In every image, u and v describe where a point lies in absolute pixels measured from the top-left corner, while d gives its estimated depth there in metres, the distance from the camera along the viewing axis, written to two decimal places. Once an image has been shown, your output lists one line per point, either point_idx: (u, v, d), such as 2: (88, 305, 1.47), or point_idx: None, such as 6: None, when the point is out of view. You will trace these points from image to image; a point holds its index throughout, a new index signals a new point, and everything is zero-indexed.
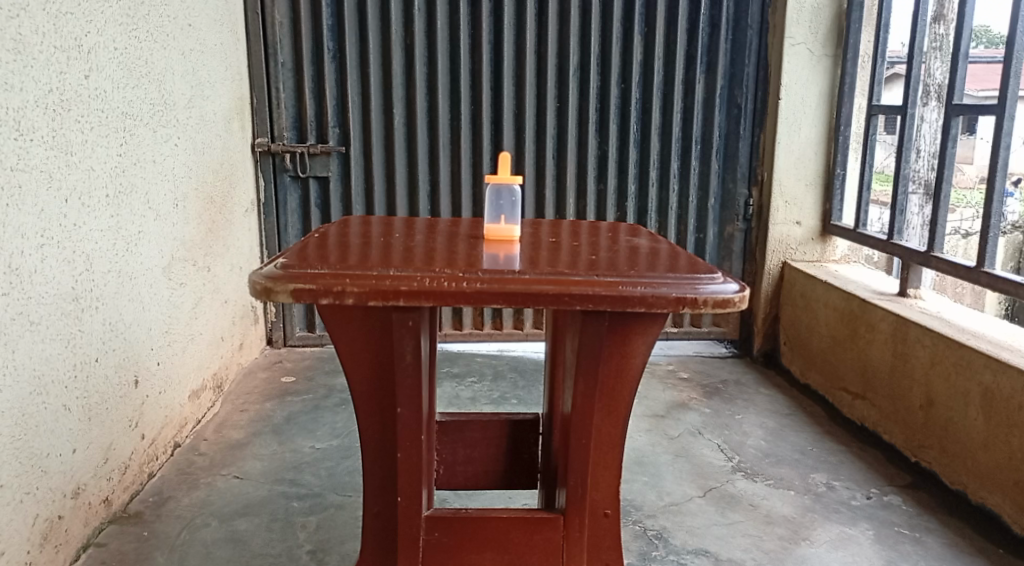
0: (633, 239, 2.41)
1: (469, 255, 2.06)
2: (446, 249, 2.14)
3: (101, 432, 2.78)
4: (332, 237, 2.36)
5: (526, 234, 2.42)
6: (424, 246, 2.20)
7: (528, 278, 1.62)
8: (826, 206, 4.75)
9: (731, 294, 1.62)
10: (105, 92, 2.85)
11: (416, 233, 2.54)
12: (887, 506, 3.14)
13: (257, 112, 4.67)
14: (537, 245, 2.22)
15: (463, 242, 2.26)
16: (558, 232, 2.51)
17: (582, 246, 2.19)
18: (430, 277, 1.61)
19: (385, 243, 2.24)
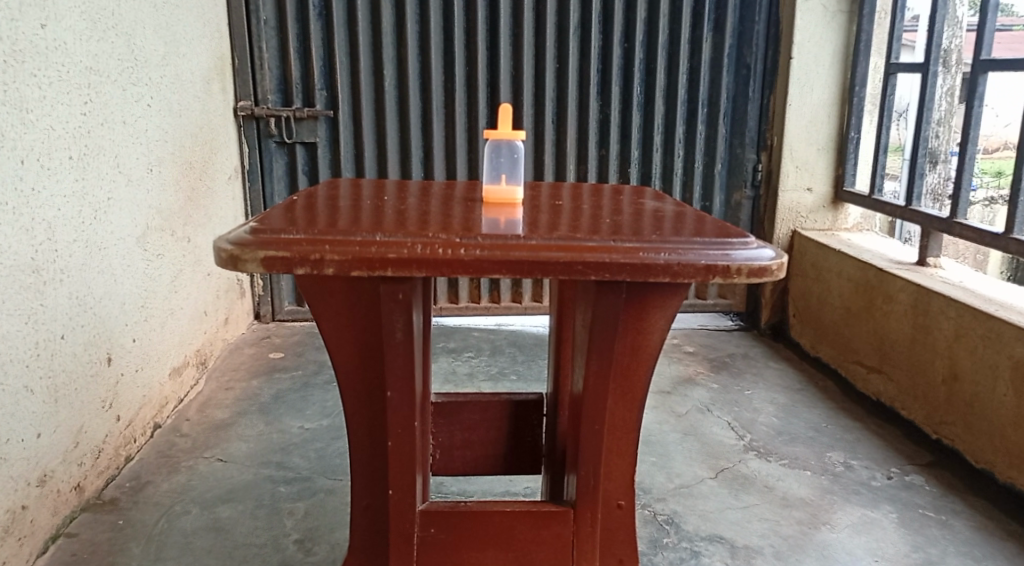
0: (645, 202, 2.20)
1: (466, 219, 1.85)
2: (441, 214, 1.93)
3: (70, 415, 2.58)
4: (313, 202, 2.14)
5: (527, 198, 2.20)
6: (415, 210, 1.98)
7: (534, 245, 1.41)
8: (838, 172, 4.53)
9: (767, 262, 1.41)
10: (66, 45, 2.61)
11: (408, 196, 2.33)
12: (909, 487, 2.97)
13: (240, 74, 4.42)
14: (542, 208, 2.01)
15: (460, 205, 2.04)
16: (562, 195, 2.29)
17: (591, 210, 1.98)
18: (422, 243, 1.40)
19: (372, 208, 2.03)
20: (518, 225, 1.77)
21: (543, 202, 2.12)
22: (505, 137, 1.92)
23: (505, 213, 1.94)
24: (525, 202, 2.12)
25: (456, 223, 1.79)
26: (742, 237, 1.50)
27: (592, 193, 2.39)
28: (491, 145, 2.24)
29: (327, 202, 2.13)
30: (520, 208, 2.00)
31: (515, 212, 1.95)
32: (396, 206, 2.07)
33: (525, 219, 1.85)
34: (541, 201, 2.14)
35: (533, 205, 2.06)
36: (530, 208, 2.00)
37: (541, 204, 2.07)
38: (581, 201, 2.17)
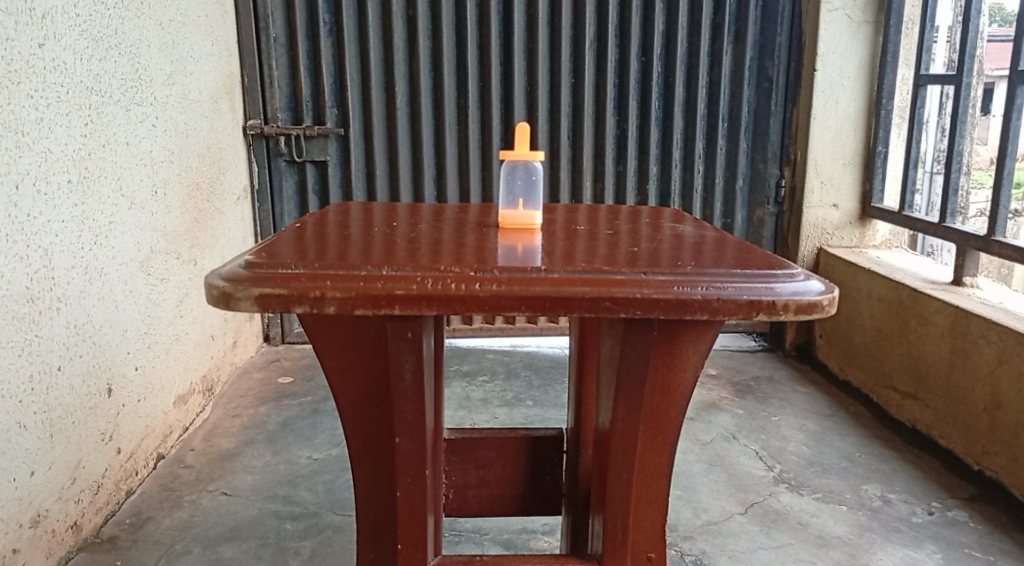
0: (671, 226, 2.06)
1: (481, 248, 1.71)
2: (454, 242, 1.80)
3: (66, 450, 2.47)
4: (318, 230, 2.02)
5: (545, 222, 2.07)
6: (426, 238, 1.85)
7: (556, 278, 1.27)
8: (865, 187, 4.38)
9: (817, 296, 1.26)
10: (66, 64, 2.51)
11: (420, 222, 2.21)
12: (953, 523, 2.79)
13: (249, 92, 4.32)
14: (561, 234, 1.87)
15: (474, 232, 1.91)
16: (582, 219, 2.16)
17: (615, 236, 1.84)
18: (433, 277, 1.26)
19: (381, 236, 1.90)
20: (537, 253, 1.64)
21: (562, 227, 1.99)
22: (522, 158, 1.79)
23: (522, 239, 1.80)
24: (544, 226, 1.99)
25: (470, 253, 1.66)
26: (786, 268, 1.36)
27: (614, 217, 2.26)
28: (507, 166, 2.11)
29: (333, 230, 2.01)
30: (538, 234, 1.86)
31: (533, 238, 1.81)
32: (406, 233, 1.94)
33: (545, 247, 1.71)
34: (560, 226, 2.00)
35: (552, 230, 1.92)
36: (549, 234, 1.86)
37: (561, 229, 1.94)
38: (603, 226, 2.03)
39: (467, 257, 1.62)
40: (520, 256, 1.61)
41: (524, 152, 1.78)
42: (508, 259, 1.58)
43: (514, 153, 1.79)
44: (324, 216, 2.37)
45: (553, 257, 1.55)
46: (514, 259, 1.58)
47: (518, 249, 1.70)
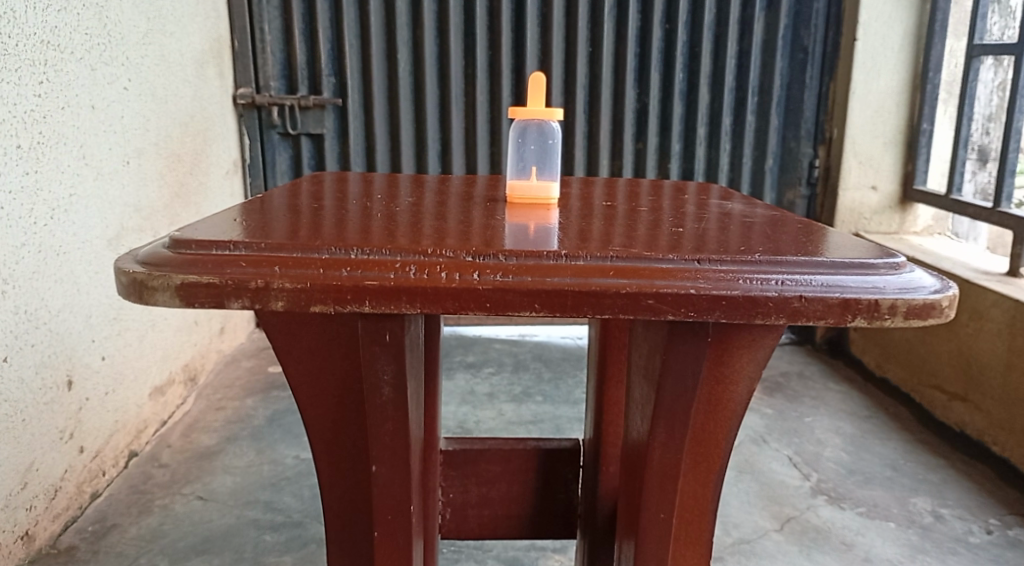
0: (712, 204, 1.73)
1: (484, 227, 1.40)
2: (451, 219, 1.48)
3: (14, 452, 2.17)
4: (295, 207, 1.71)
5: (562, 198, 1.74)
6: (418, 215, 1.54)
7: (579, 267, 0.95)
8: (908, 167, 4.04)
9: (932, 295, 0.94)
10: (17, 13, 2.20)
11: (417, 198, 1.89)
12: (1015, 544, 2.47)
13: (239, 58, 4.00)
14: (583, 212, 1.55)
15: (477, 209, 1.59)
16: (607, 196, 1.83)
17: (647, 216, 1.51)
18: (416, 264, 0.95)
19: (367, 214, 1.59)
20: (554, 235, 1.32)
21: (584, 204, 1.66)
22: (534, 117, 1.46)
23: (535, 217, 1.48)
24: (563, 201, 1.66)
25: (469, 233, 1.35)
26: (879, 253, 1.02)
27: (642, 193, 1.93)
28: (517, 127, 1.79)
29: (312, 207, 1.70)
30: (555, 211, 1.54)
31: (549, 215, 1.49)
32: (397, 211, 1.63)
33: (564, 228, 1.39)
34: (582, 203, 1.68)
35: (572, 207, 1.60)
36: (568, 212, 1.54)
37: (581, 206, 1.62)
38: (630, 203, 1.70)
39: (464, 238, 1.31)
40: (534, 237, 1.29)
41: (537, 109, 1.45)
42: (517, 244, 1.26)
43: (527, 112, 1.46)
44: (305, 191, 2.06)
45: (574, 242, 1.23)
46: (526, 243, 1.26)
47: (531, 230, 1.38)
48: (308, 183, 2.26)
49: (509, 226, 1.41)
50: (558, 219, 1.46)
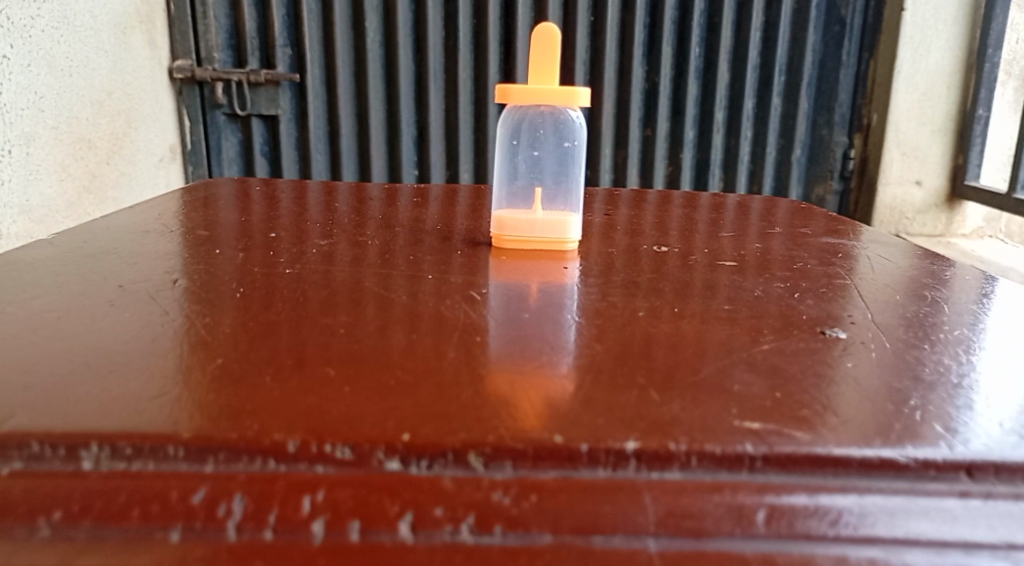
0: (792, 272, 1.20)
1: (444, 304, 0.94)
2: (396, 286, 1.03)
3: None
4: (207, 249, 1.27)
5: (587, 262, 1.16)
6: (358, 275, 1.09)
7: (547, 499, 0.58)
8: (958, 160, 3.54)
9: None
10: None
11: (374, 233, 1.37)
12: None
13: (176, 24, 3.37)
14: (623, 298, 0.99)
15: (444, 263, 1.13)
16: (645, 255, 1.27)
17: (724, 310, 0.95)
18: (203, 507, 0.57)
19: (285, 278, 1.08)
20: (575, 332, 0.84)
21: (619, 276, 1.10)
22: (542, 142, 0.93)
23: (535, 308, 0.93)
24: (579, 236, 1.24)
25: (421, 318, 0.90)
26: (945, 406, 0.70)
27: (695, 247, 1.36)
28: (506, 122, 1.28)
29: (226, 253, 1.24)
30: (575, 296, 0.99)
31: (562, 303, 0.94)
32: (337, 260, 1.18)
33: (599, 341, 0.82)
34: (617, 275, 1.10)
35: (601, 285, 1.04)
36: (598, 298, 0.98)
37: (615, 283, 1.06)
38: (680, 273, 1.14)
39: (408, 329, 0.86)
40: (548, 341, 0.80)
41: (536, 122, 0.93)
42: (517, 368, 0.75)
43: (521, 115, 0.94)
44: (250, 212, 1.61)
45: (631, 420, 0.65)
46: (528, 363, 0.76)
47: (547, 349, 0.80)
48: (256, 200, 1.75)
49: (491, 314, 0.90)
50: (584, 316, 0.91)
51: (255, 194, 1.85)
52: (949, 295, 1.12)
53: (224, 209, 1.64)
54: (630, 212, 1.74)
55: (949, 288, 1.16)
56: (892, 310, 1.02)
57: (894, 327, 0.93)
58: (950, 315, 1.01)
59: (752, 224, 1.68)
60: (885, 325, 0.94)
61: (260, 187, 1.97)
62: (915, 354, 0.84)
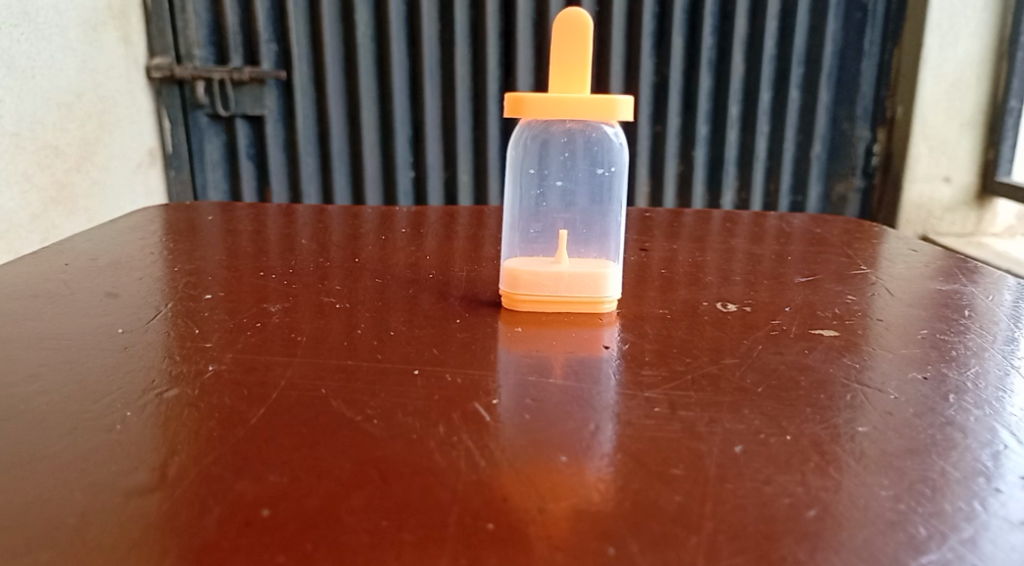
0: (867, 341, 0.98)
1: (436, 428, 0.73)
2: (376, 385, 0.81)
3: None
4: (153, 306, 1.05)
5: (636, 350, 0.92)
6: (331, 360, 0.87)
7: None
8: (987, 155, 3.32)
9: None
10: None
11: (360, 285, 1.14)
12: None
13: (153, 18, 3.12)
14: (695, 424, 0.74)
15: (440, 346, 0.91)
16: (701, 323, 1.02)
17: (835, 445, 0.71)
18: None
19: (250, 373, 0.84)
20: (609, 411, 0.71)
21: (679, 373, 0.86)
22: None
23: (570, 446, 0.70)
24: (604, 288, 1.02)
25: (404, 454, 0.68)
26: (1008, 542, 0.58)
27: (759, 306, 1.11)
28: (521, 138, 1.07)
29: (174, 315, 1.02)
30: (628, 421, 0.75)
31: (603, 439, 0.71)
32: (308, 332, 0.95)
33: (679, 533, 0.59)
34: (678, 372, 0.86)
35: (662, 392, 0.81)
36: (659, 425, 0.74)
37: (677, 390, 0.81)
38: (753, 361, 0.90)
39: (385, 479, 0.65)
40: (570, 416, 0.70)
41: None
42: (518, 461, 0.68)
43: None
44: (227, 246, 1.39)
45: None
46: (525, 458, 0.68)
47: (606, 552, 0.57)
48: (240, 231, 1.51)
49: (502, 455, 0.69)
50: (647, 467, 0.67)
51: (238, 220, 1.60)
52: (970, 338, 1.00)
53: (200, 244, 1.40)
54: (669, 247, 1.48)
55: (970, 328, 1.04)
56: (917, 358, 0.93)
57: (923, 385, 0.85)
58: (981, 362, 0.92)
59: (814, 261, 1.42)
60: (912, 383, 0.85)
61: (244, 213, 1.72)
62: (947, 426, 0.75)
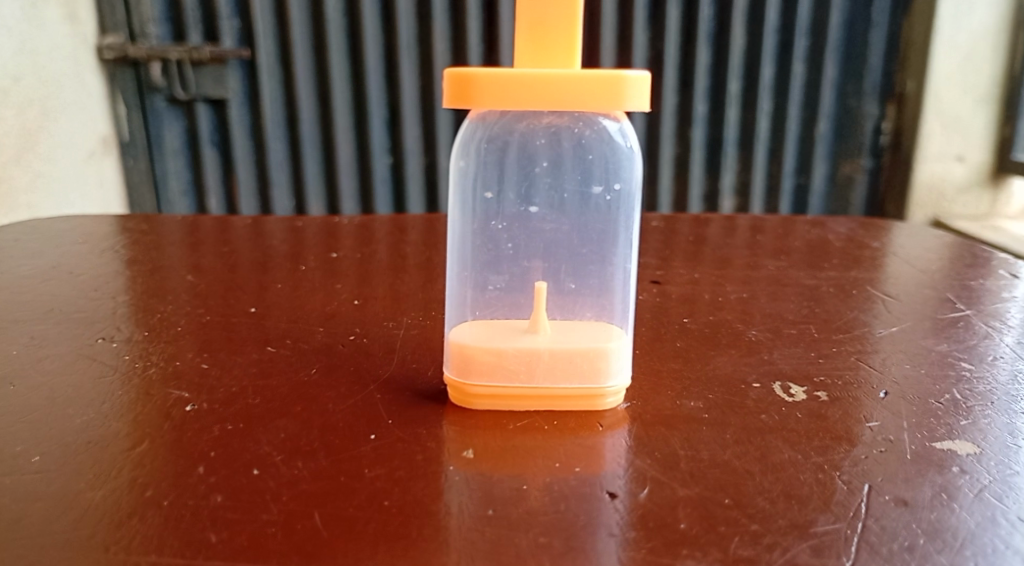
0: (861, 271, 0.69)
1: (360, 399, 0.41)
2: (269, 342, 0.48)
3: None
4: None
5: (670, 301, 0.58)
6: (203, 314, 0.53)
7: None
8: None
9: None
10: None
11: (267, 240, 0.77)
12: None
13: None
14: (791, 408, 0.41)
15: (372, 298, 0.58)
16: (765, 280, 0.65)
17: (965, 420, 0.40)
18: None
19: (85, 352, 0.46)
20: (619, 254, 0.41)
21: (739, 329, 0.52)
22: (570, 106, 0.36)
23: (568, 418, 0.39)
24: (638, 385, 0.43)
25: (295, 440, 0.36)
26: None
27: (824, 248, 0.77)
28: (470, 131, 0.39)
29: None
30: (656, 395, 0.42)
31: (610, 418, 0.39)
32: (174, 290, 0.59)
33: None
34: (740, 330, 0.52)
35: (719, 391, 0.42)
36: (717, 404, 0.41)
37: (744, 353, 0.48)
38: (840, 308, 0.57)
39: (253, 480, 0.33)
40: (566, 179, 0.41)
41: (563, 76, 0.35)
42: (502, 316, 0.41)
43: (495, 91, 0.36)
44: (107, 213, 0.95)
45: None
46: (508, 288, 0.41)
47: None
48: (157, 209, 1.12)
49: (464, 439, 0.37)
50: (727, 478, 0.34)
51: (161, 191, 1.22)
52: (976, 268, 0.71)
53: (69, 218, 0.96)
54: None
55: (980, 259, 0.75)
56: (930, 287, 0.64)
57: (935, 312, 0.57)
58: (1018, 293, 0.63)
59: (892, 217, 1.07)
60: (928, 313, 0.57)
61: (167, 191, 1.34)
62: (981, 360, 0.48)
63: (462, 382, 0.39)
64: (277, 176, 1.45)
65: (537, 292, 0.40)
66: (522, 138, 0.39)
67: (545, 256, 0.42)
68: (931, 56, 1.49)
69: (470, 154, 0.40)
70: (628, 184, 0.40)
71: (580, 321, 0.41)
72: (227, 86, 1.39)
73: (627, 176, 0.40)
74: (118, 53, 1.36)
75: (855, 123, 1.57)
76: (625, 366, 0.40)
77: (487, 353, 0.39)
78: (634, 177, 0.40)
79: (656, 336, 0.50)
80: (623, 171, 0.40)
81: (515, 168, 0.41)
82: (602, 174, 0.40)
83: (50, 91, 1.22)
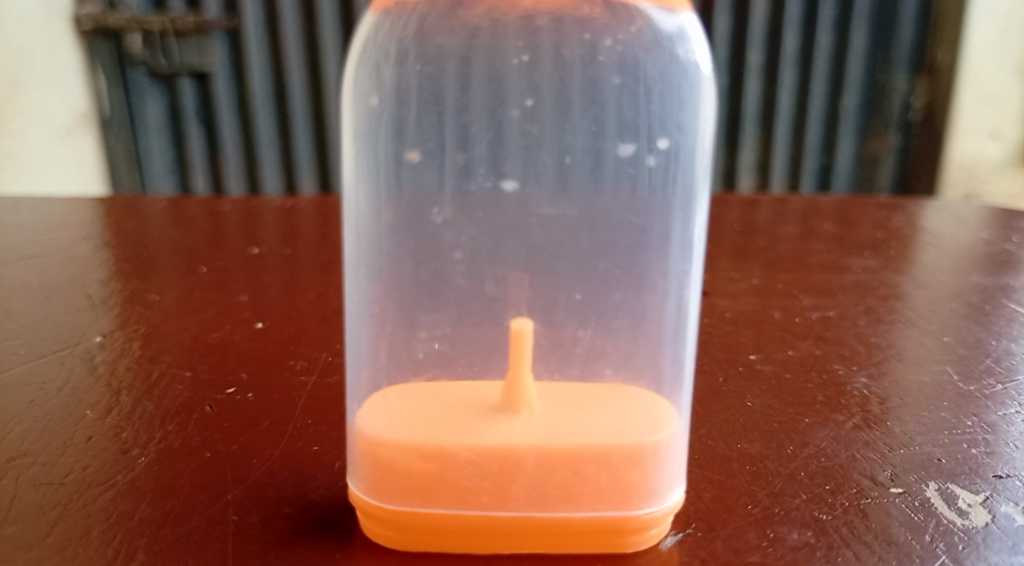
0: (950, 266, 0.52)
1: (202, 523, 0.23)
2: (92, 405, 0.30)
3: None
4: None
5: (723, 324, 0.40)
6: (20, 352, 0.35)
7: None
8: None
9: None
10: None
11: (174, 230, 0.58)
12: None
13: None
14: (978, 546, 0.23)
15: (287, 319, 0.39)
16: (844, 287, 0.47)
17: None
18: None
19: None
20: (669, 271, 0.23)
21: (838, 374, 0.34)
22: None
23: None
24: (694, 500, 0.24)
25: None
26: None
27: (907, 240, 0.59)
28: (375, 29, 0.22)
29: None
30: (728, 517, 0.24)
31: None
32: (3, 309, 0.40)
33: None
34: (840, 376, 0.34)
35: (838, 504, 0.24)
36: (842, 542, 0.23)
37: (860, 422, 0.29)
38: (975, 334, 0.39)
39: None
40: (571, 130, 0.23)
41: None
42: (451, 379, 0.24)
43: None
44: None
45: None
46: (457, 330, 0.24)
47: None
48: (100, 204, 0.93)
49: None
50: None
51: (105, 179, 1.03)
52: None
53: None
54: None
55: None
56: None
57: None
58: None
59: None
60: None
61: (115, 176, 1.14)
62: None
63: (379, 509, 0.21)
64: (266, 155, 1.14)
65: (516, 337, 0.22)
66: (487, 45, 0.22)
67: (536, 274, 0.24)
68: (968, 13, 1.10)
69: (385, 85, 0.21)
70: (688, 137, 0.22)
71: (592, 388, 0.23)
72: (210, 58, 1.08)
73: (685, 121, 0.22)
74: (96, 22, 1.05)
75: (881, 97, 1.16)
76: (679, 471, 0.22)
77: (421, 456, 0.21)
78: (698, 125, 0.22)
79: (714, 389, 0.32)
80: (676, 110, 0.22)
81: (474, 106, 0.23)
82: (637, 121, 0.22)
83: (16, 60, 0.94)
